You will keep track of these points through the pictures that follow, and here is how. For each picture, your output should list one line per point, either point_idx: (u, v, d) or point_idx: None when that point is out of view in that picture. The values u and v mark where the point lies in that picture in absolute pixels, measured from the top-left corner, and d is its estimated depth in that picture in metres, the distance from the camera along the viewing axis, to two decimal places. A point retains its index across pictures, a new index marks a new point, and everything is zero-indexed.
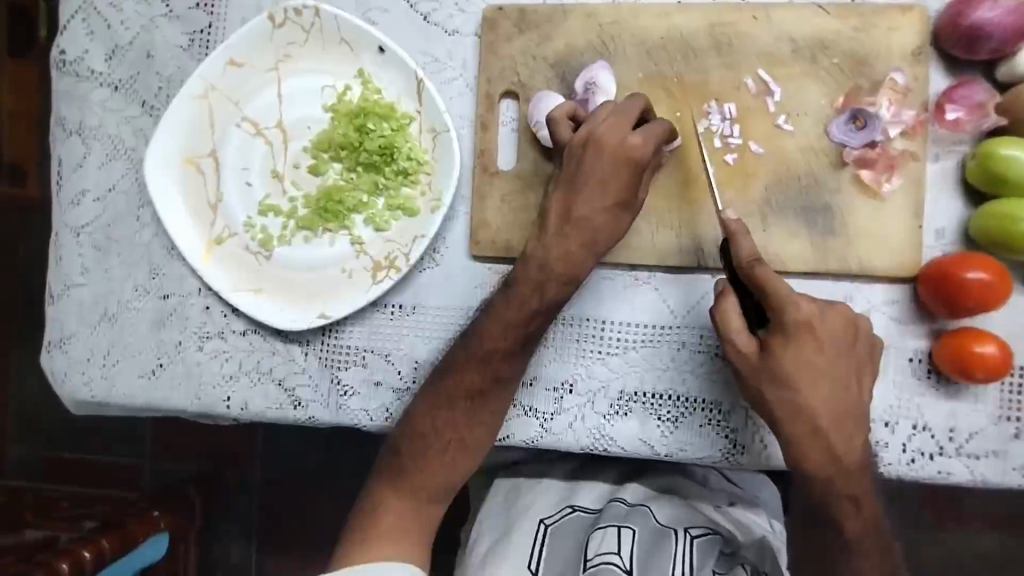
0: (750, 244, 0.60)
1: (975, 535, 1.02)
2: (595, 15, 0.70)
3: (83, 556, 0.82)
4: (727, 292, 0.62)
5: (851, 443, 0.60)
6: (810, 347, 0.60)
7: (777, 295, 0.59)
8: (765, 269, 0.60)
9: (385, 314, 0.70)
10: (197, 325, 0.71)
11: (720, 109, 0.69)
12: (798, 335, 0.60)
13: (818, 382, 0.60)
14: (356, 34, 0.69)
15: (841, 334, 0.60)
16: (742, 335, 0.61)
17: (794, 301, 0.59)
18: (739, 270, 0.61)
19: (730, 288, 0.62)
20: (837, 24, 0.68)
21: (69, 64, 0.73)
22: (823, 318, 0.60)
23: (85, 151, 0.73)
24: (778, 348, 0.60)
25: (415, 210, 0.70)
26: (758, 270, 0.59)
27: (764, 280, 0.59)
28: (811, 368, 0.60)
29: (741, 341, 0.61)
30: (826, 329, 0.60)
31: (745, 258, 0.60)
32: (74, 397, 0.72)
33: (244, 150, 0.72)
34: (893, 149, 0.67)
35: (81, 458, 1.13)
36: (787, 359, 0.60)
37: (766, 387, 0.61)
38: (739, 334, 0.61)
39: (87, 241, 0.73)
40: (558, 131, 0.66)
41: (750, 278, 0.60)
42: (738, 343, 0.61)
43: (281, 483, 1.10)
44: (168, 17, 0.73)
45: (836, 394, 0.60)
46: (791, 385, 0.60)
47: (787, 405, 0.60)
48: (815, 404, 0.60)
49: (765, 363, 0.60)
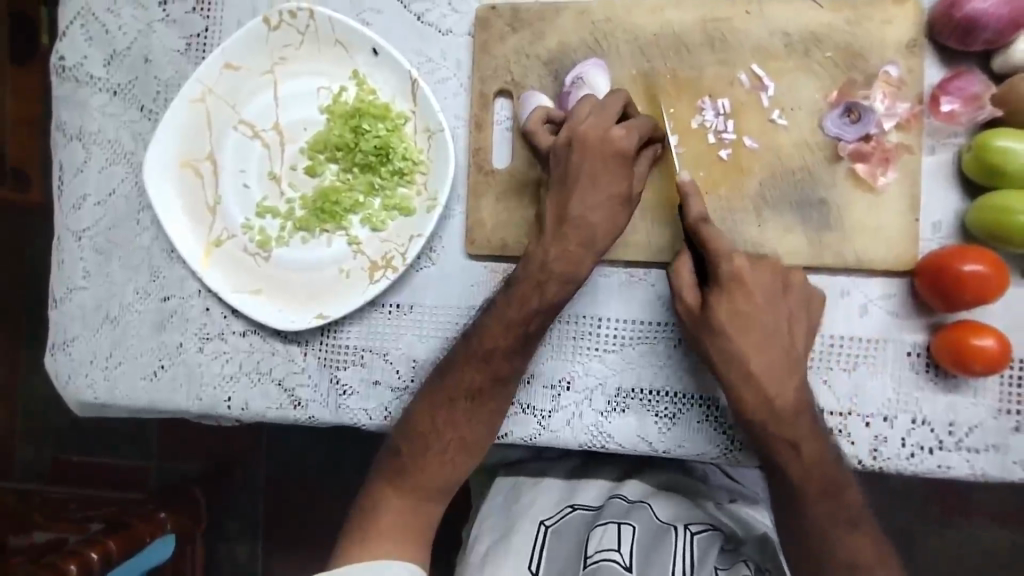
0: (699, 204, 0.63)
1: (983, 530, 1.02)
2: (588, 12, 0.70)
3: (91, 558, 0.84)
4: (681, 252, 0.65)
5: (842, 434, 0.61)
6: (741, 299, 0.62)
7: (711, 248, 0.62)
8: (710, 228, 0.62)
9: (382, 313, 0.70)
10: (198, 327, 0.72)
11: (714, 105, 0.69)
12: (731, 288, 0.62)
13: (749, 331, 0.62)
14: (350, 35, 0.70)
15: (772, 285, 0.63)
16: (688, 290, 0.64)
17: (729, 254, 0.62)
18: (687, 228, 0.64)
19: (686, 251, 0.65)
20: (830, 17, 0.67)
21: (69, 70, 0.74)
22: (755, 272, 0.62)
23: (86, 155, 0.74)
24: (713, 301, 0.62)
25: (411, 210, 0.70)
26: (702, 228, 0.62)
27: (705, 236, 0.62)
28: (742, 318, 0.62)
29: (687, 297, 0.64)
30: (757, 282, 0.62)
31: (692, 217, 0.63)
32: (78, 399, 0.72)
33: (241, 152, 0.72)
34: (887, 142, 0.67)
35: (88, 459, 1.15)
36: (721, 310, 0.62)
37: (704, 337, 0.63)
38: (686, 290, 0.64)
39: (89, 245, 0.73)
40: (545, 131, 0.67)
41: (694, 234, 0.63)
42: (683, 299, 0.64)
43: (287, 483, 1.11)
44: (165, 22, 0.73)
45: (766, 343, 0.62)
46: (723, 333, 0.62)
47: (722, 354, 0.62)
48: (746, 353, 0.62)
49: (702, 315, 0.63)
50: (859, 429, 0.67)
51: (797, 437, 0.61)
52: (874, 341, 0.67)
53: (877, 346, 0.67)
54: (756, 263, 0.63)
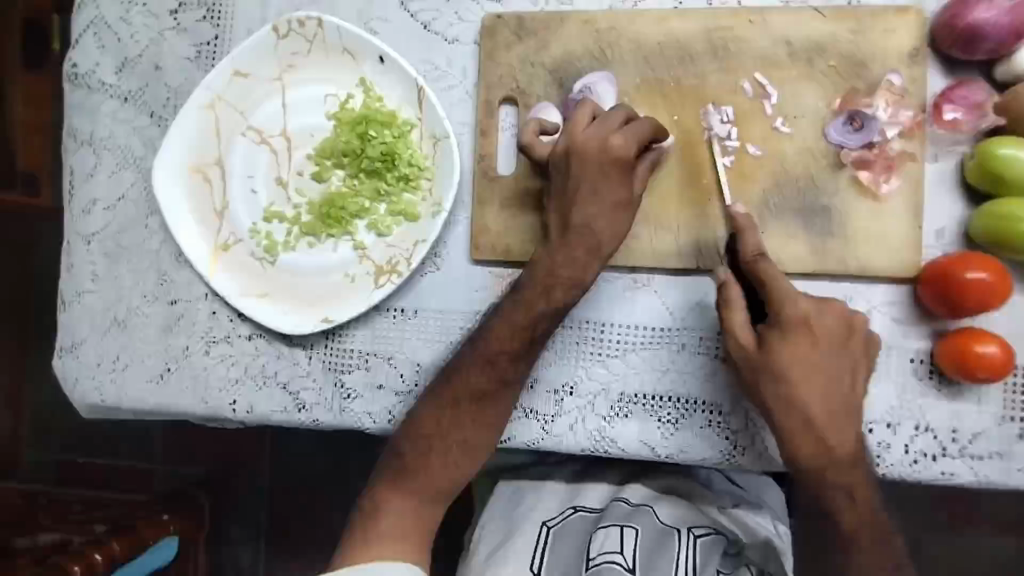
0: (755, 239, 0.63)
1: (988, 541, 1.01)
2: (593, 21, 0.71)
3: (95, 560, 0.85)
4: (729, 284, 0.63)
5: (847, 438, 0.61)
6: (804, 342, 0.62)
7: (772, 288, 0.62)
8: (768, 266, 0.62)
9: (387, 318, 0.71)
10: (204, 330, 0.72)
11: (719, 111, 0.69)
12: (793, 328, 0.62)
13: (812, 377, 0.62)
14: (358, 43, 0.71)
15: (838, 332, 0.62)
16: (744, 329, 0.63)
17: (793, 297, 0.62)
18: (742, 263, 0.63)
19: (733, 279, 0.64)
20: (833, 26, 0.68)
21: (81, 77, 0.75)
22: (819, 314, 0.62)
23: (96, 160, 0.75)
24: (775, 343, 0.62)
25: (416, 216, 0.71)
26: (760, 265, 0.62)
27: (769, 276, 0.62)
28: (806, 364, 0.62)
29: (742, 334, 0.63)
30: (822, 328, 0.62)
31: (749, 251, 0.63)
32: (85, 401, 0.73)
33: (249, 158, 0.73)
34: (891, 150, 0.67)
35: (94, 464, 1.15)
36: (783, 353, 0.62)
37: (762, 379, 0.63)
38: (740, 328, 0.63)
39: (97, 249, 0.74)
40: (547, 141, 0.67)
41: (753, 271, 0.63)
42: (738, 336, 0.63)
43: (291, 489, 1.11)
44: (175, 30, 0.75)
45: (829, 389, 0.62)
46: (786, 379, 0.62)
47: (783, 400, 0.62)
48: (809, 400, 0.61)
49: (762, 357, 0.62)
50: (862, 436, 0.67)
51: (802, 444, 0.62)
52: (878, 349, 0.67)
53: (881, 354, 0.67)
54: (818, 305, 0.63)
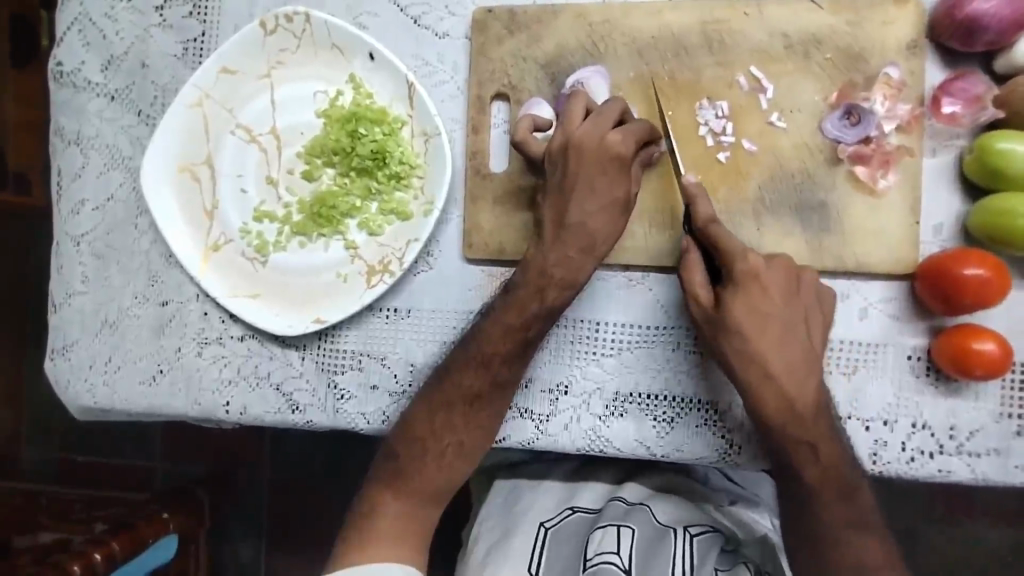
0: (707, 204, 0.63)
1: (986, 532, 1.01)
2: (585, 14, 0.69)
3: (95, 558, 0.85)
4: (689, 248, 0.64)
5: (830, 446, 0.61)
6: (756, 296, 0.61)
7: (726, 247, 0.62)
8: (720, 228, 0.62)
9: (379, 318, 0.70)
10: (196, 331, 0.72)
11: (713, 106, 0.68)
12: (745, 283, 0.61)
13: (766, 328, 0.61)
14: (347, 39, 0.69)
15: (787, 283, 0.62)
16: (701, 289, 0.63)
17: (742, 253, 0.62)
18: (696, 228, 0.64)
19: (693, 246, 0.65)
20: (829, 18, 0.67)
21: (66, 75, 0.74)
22: (768, 269, 0.62)
23: (84, 161, 0.74)
24: (729, 299, 0.62)
25: (408, 214, 0.70)
26: (714, 229, 0.62)
27: (716, 236, 0.62)
28: (758, 316, 0.61)
29: (700, 296, 0.63)
30: (772, 279, 0.62)
31: (701, 217, 0.63)
32: (77, 404, 0.73)
33: (239, 156, 0.72)
34: (888, 145, 0.66)
35: (92, 462, 1.15)
36: (737, 308, 0.61)
37: (721, 339, 0.62)
38: (697, 288, 0.63)
39: (87, 250, 0.74)
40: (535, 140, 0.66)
41: (706, 235, 0.63)
42: (696, 297, 0.63)
43: (289, 484, 1.11)
44: (162, 27, 0.73)
45: (784, 340, 0.61)
46: (740, 334, 0.61)
47: (740, 354, 0.62)
48: (765, 352, 0.61)
49: (719, 314, 0.62)
50: (859, 434, 0.66)
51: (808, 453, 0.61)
52: (875, 345, 0.67)
53: (878, 350, 0.67)
54: (769, 260, 0.63)
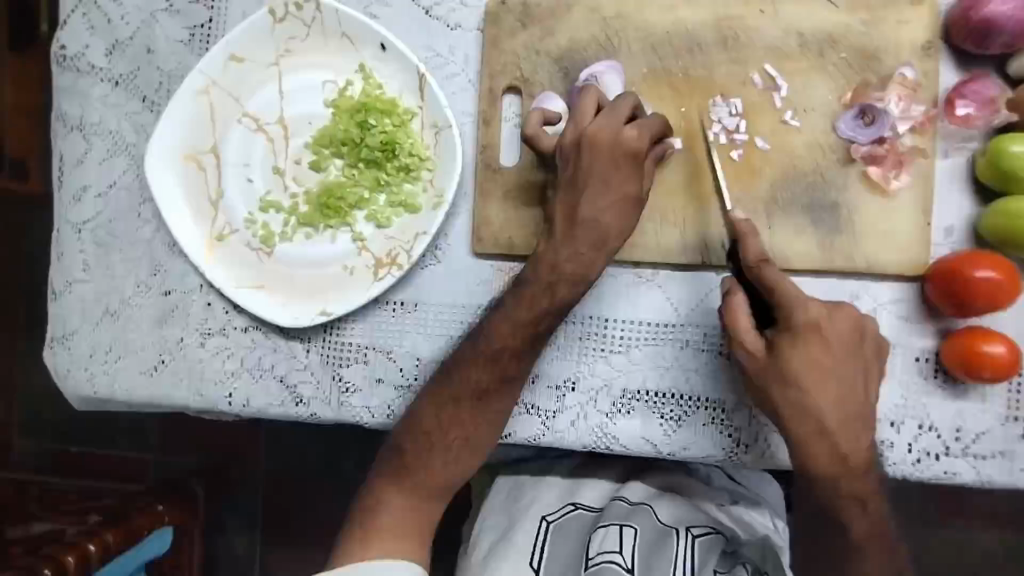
0: (757, 245, 0.61)
1: (980, 535, 1.02)
2: (599, 9, 0.69)
3: (89, 548, 0.83)
4: (733, 290, 0.62)
5: (838, 445, 0.61)
6: (818, 348, 0.60)
7: (782, 294, 0.60)
8: (772, 270, 0.61)
9: (386, 311, 0.70)
10: (199, 322, 0.71)
11: (727, 104, 0.68)
12: (805, 334, 0.60)
13: (826, 383, 0.60)
14: (357, 28, 0.69)
15: (850, 335, 0.61)
16: (751, 336, 0.61)
17: (802, 302, 0.60)
18: (746, 270, 0.61)
19: (737, 287, 0.63)
20: (845, 18, 0.66)
21: (69, 59, 0.72)
22: (829, 318, 0.61)
23: (86, 147, 0.72)
24: (787, 348, 0.60)
25: (417, 207, 0.69)
26: (766, 271, 0.61)
27: (773, 281, 0.60)
28: (819, 369, 0.60)
29: (749, 341, 0.61)
30: (834, 331, 0.61)
31: (752, 258, 0.61)
32: (77, 393, 0.72)
33: (245, 145, 0.71)
34: (901, 145, 0.66)
35: (84, 453, 1.14)
36: (796, 358, 0.60)
37: (775, 387, 0.61)
38: (747, 334, 0.61)
39: (88, 238, 0.72)
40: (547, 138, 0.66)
41: (759, 279, 0.61)
42: (744, 343, 0.62)
43: (285, 477, 1.10)
44: (168, 12, 0.72)
45: (843, 393, 0.60)
46: (799, 385, 0.60)
47: (796, 406, 0.61)
48: (823, 405, 0.60)
49: (773, 363, 0.61)
50: None
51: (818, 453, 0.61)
52: None
53: (886, 352, 0.67)
54: (830, 308, 0.62)
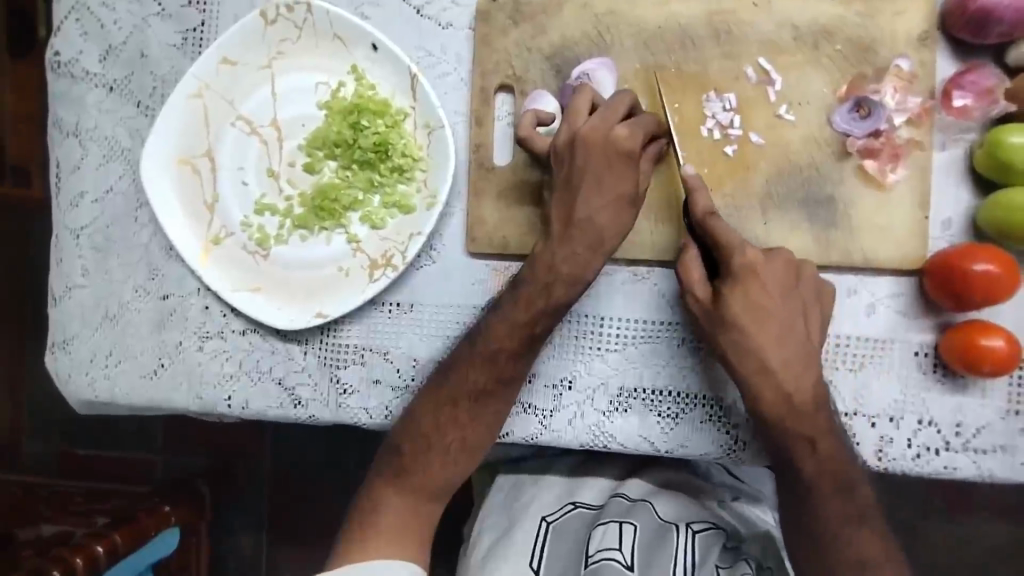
0: (705, 197, 0.62)
1: (987, 527, 1.01)
2: (590, 5, 0.68)
3: (96, 551, 0.84)
4: (687, 245, 0.64)
5: None
6: (755, 291, 0.62)
7: (722, 242, 0.62)
8: (717, 221, 0.62)
9: (383, 312, 0.70)
10: (197, 325, 0.71)
11: (721, 99, 0.67)
12: (744, 278, 0.62)
13: (765, 324, 0.62)
14: (348, 29, 0.68)
15: (786, 277, 0.62)
16: (699, 285, 0.63)
17: (741, 247, 0.62)
18: (694, 221, 0.63)
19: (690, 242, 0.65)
20: (840, 10, 0.66)
21: (63, 65, 0.72)
22: (766, 262, 0.62)
23: (82, 153, 0.73)
24: (727, 293, 0.62)
25: (411, 208, 0.69)
26: (711, 222, 0.62)
27: (715, 230, 0.62)
28: (757, 312, 0.62)
29: (698, 290, 0.63)
30: (771, 274, 0.62)
31: (699, 211, 0.62)
32: (79, 398, 0.72)
33: (239, 149, 0.71)
34: (897, 138, 0.65)
35: (91, 454, 1.15)
36: (735, 302, 0.62)
37: (718, 330, 0.63)
38: (696, 283, 0.63)
39: (86, 243, 0.73)
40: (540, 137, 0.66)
41: (704, 229, 0.62)
42: (694, 293, 0.63)
43: (291, 476, 1.11)
44: (160, 16, 0.72)
45: (783, 335, 0.62)
46: (737, 326, 0.62)
47: (737, 347, 0.62)
48: (763, 346, 0.61)
49: (717, 308, 0.62)
50: (865, 431, 0.66)
51: (815, 452, 0.61)
52: (882, 341, 0.66)
53: (884, 347, 0.66)
54: (769, 255, 0.63)
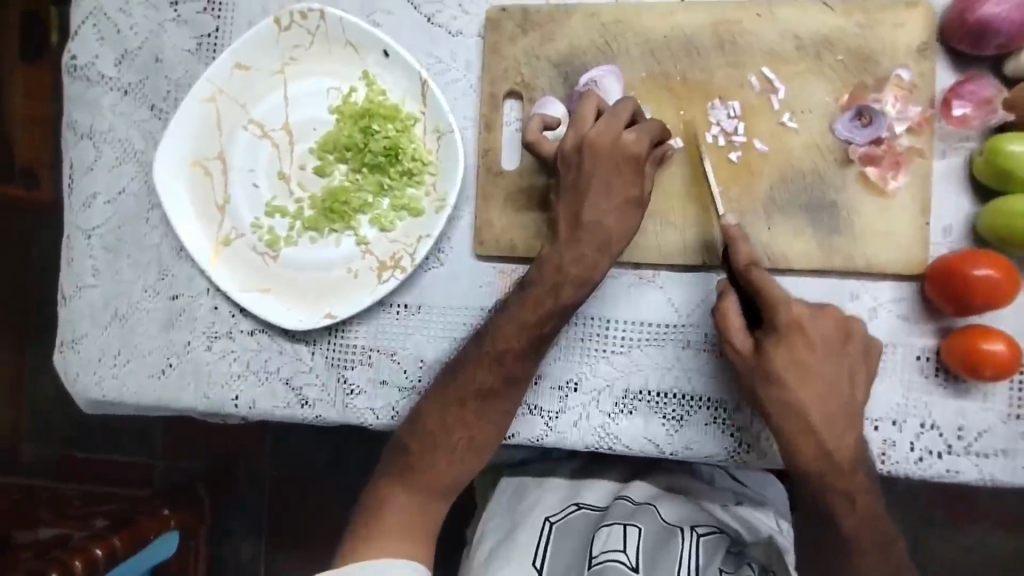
0: (747, 249, 0.62)
1: (988, 538, 1.01)
2: (598, 14, 0.70)
3: (95, 553, 0.84)
4: (727, 291, 0.64)
5: (840, 442, 0.61)
6: (801, 349, 0.61)
7: (767, 295, 0.61)
8: (761, 272, 0.61)
9: (391, 313, 0.70)
10: (206, 325, 0.72)
11: (725, 106, 0.69)
12: (789, 334, 0.61)
13: (809, 381, 0.61)
14: (361, 36, 0.70)
15: (831, 335, 0.62)
16: (739, 336, 0.63)
17: (786, 302, 0.61)
18: (736, 272, 0.63)
19: (729, 289, 0.64)
20: (841, 21, 0.67)
21: (80, 68, 0.74)
22: (812, 319, 0.62)
23: (96, 154, 0.74)
24: (771, 348, 0.61)
25: (419, 211, 0.70)
26: (754, 273, 0.61)
27: (759, 282, 0.61)
28: (801, 368, 0.61)
29: (738, 342, 0.63)
30: (817, 331, 0.61)
31: (741, 261, 0.62)
32: (86, 396, 0.73)
33: (251, 151, 0.72)
34: (898, 146, 0.66)
35: (91, 458, 1.15)
36: (780, 357, 0.61)
37: (760, 385, 0.62)
38: (735, 334, 0.63)
39: (97, 243, 0.74)
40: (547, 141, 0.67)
41: (747, 280, 0.62)
42: (734, 344, 0.63)
43: (292, 484, 1.11)
44: (176, 22, 0.74)
45: (827, 394, 0.61)
46: (782, 384, 0.61)
47: (779, 405, 0.61)
48: (807, 404, 0.61)
49: (759, 361, 0.62)
50: (868, 434, 0.66)
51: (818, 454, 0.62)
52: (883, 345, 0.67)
53: (886, 351, 0.67)
54: (815, 309, 0.62)
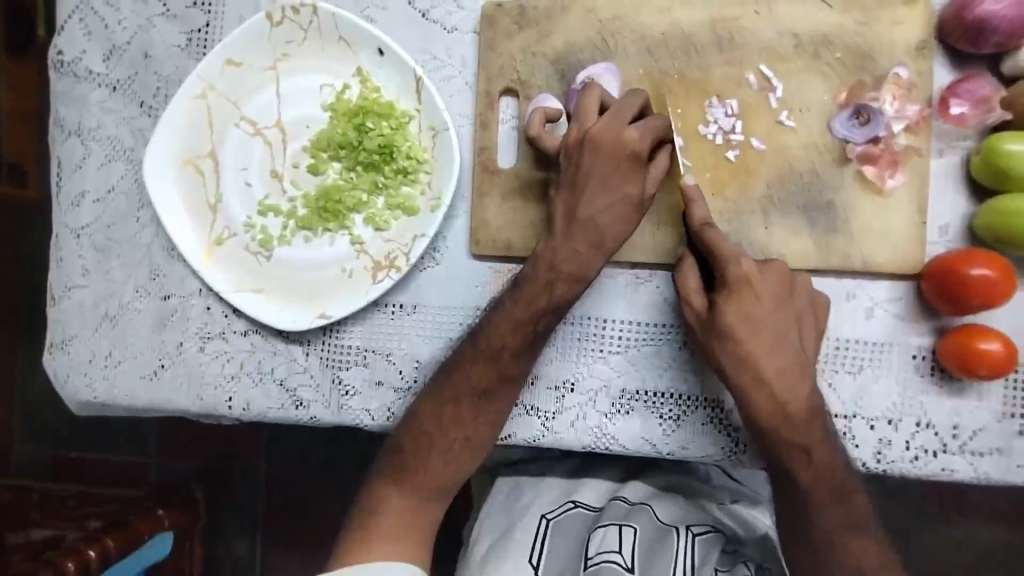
0: (702, 209, 0.63)
1: (977, 531, 1.02)
2: (596, 11, 0.69)
3: (89, 555, 0.84)
4: (684, 256, 0.65)
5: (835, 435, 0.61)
6: (750, 301, 0.61)
7: (719, 253, 0.62)
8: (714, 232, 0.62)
9: (385, 313, 0.70)
10: (198, 326, 0.71)
11: (723, 105, 0.68)
12: (738, 289, 0.62)
13: (758, 334, 0.62)
14: (356, 33, 0.69)
15: (780, 289, 0.62)
16: (695, 296, 0.63)
17: (735, 258, 0.62)
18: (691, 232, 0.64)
19: (688, 254, 0.65)
20: (840, 18, 0.67)
21: (67, 64, 0.72)
22: (760, 273, 0.62)
23: (84, 152, 0.73)
24: (721, 305, 0.62)
25: (415, 210, 0.69)
26: (706, 233, 0.62)
27: (710, 240, 0.62)
28: (751, 321, 0.62)
29: (694, 302, 0.63)
30: (766, 286, 0.62)
31: (696, 221, 0.63)
32: (77, 398, 0.72)
33: (243, 149, 0.71)
34: (896, 145, 0.66)
35: (85, 457, 1.14)
36: (730, 311, 0.62)
37: (715, 342, 0.63)
38: (692, 295, 0.63)
39: (87, 243, 0.73)
40: (544, 138, 0.66)
41: (701, 240, 0.63)
42: (690, 303, 0.64)
43: (286, 479, 1.10)
44: (165, 17, 0.72)
45: (776, 345, 0.62)
46: (733, 337, 0.62)
47: (735, 358, 0.62)
48: (758, 355, 0.61)
49: (712, 319, 0.62)
50: (865, 433, 0.66)
51: (821, 462, 0.61)
52: (879, 345, 0.67)
53: (883, 350, 0.67)
54: (763, 264, 0.63)
